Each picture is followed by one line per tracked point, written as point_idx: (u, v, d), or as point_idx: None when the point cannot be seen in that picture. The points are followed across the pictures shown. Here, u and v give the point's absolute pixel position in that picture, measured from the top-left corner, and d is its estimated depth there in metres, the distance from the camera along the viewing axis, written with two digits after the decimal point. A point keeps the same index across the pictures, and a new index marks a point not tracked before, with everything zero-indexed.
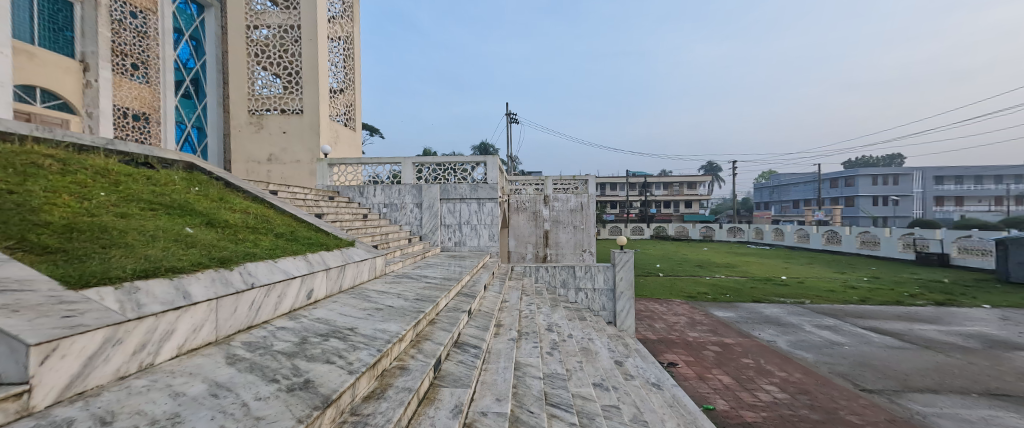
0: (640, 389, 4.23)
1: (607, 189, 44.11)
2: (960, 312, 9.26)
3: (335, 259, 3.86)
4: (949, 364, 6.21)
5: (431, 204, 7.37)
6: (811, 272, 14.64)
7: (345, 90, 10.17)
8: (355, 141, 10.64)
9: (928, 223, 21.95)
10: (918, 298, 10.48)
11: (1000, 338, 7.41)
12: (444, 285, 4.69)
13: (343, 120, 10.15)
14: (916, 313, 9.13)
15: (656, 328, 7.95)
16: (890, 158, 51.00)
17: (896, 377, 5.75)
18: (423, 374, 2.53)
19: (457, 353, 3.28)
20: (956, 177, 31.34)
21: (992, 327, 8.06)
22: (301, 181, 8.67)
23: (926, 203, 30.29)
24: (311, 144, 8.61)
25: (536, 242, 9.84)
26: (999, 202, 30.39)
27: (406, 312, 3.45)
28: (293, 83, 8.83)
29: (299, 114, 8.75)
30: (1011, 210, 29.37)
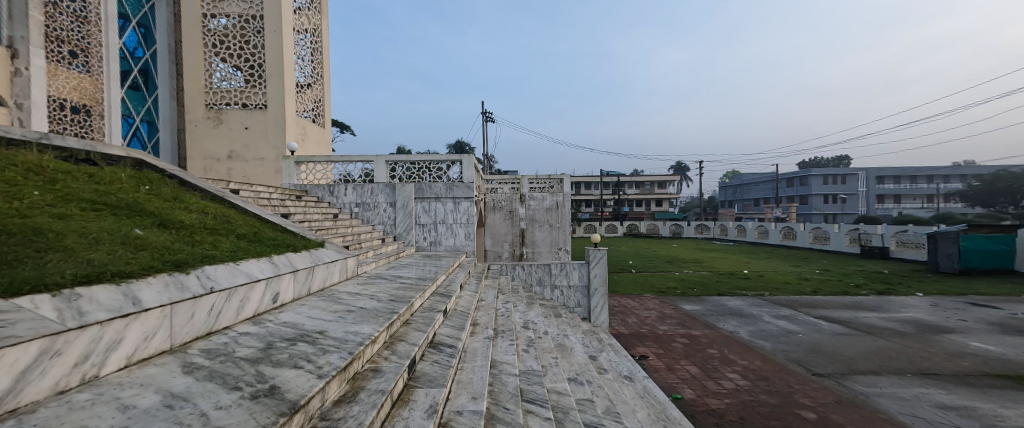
0: (612, 382, 4.30)
1: (582, 188, 44.91)
2: (897, 299, 9.94)
3: (303, 260, 3.72)
4: (889, 348, 6.63)
5: (406, 203, 7.23)
6: (771, 266, 15.33)
7: (313, 85, 9.82)
8: (325, 139, 10.31)
9: (871, 219, 23.46)
10: (864, 288, 11.14)
11: (931, 323, 7.98)
12: (419, 285, 4.62)
13: (312, 116, 9.81)
14: (862, 302, 9.72)
15: (628, 323, 8.10)
16: (839, 160, 54.38)
17: (844, 361, 6.10)
18: (399, 375, 2.48)
19: (433, 353, 3.22)
20: (895, 176, 33.69)
21: (925, 313, 8.68)
22: (264, 179, 8.34)
23: (870, 201, 32.45)
24: (276, 141, 8.32)
25: (512, 241, 9.84)
26: (931, 200, 32.92)
27: (380, 313, 3.38)
28: (255, 76, 8.46)
29: (263, 108, 8.41)
30: (942, 207, 31.88)
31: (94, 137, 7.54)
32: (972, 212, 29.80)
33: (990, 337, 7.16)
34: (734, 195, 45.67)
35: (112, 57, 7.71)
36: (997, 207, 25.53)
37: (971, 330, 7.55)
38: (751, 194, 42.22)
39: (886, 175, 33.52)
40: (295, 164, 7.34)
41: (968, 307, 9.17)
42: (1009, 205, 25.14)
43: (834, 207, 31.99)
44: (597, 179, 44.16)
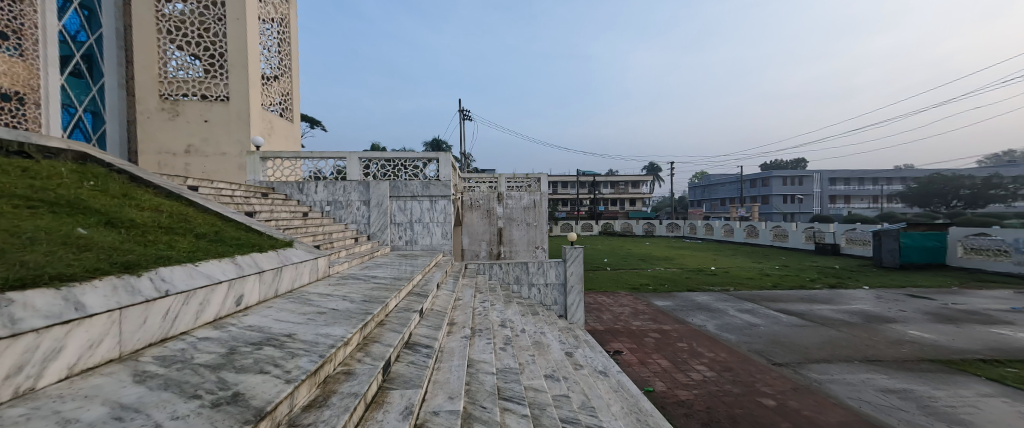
0: (587, 377, 4.32)
1: (559, 187, 45.28)
2: (846, 292, 10.51)
3: (269, 260, 3.56)
4: (839, 337, 6.99)
5: (381, 201, 7.06)
6: (736, 263, 15.90)
7: (281, 77, 9.45)
8: (294, 134, 9.94)
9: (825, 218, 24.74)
10: (819, 282, 11.72)
11: (875, 313, 8.47)
12: (395, 285, 4.51)
13: (279, 110, 9.43)
14: (816, 295, 10.23)
15: (603, 319, 8.20)
16: (797, 162, 57.28)
17: (800, 351, 6.38)
18: (372, 377, 2.40)
19: (408, 354, 3.14)
20: (846, 178, 35.75)
21: (871, 305, 9.21)
22: (226, 175, 7.95)
23: (825, 201, 34.32)
24: (240, 136, 7.96)
25: (490, 240, 9.78)
26: (875, 200, 35.14)
27: (352, 315, 3.26)
28: (217, 67, 8.04)
29: (225, 100, 8.01)
30: (886, 207, 34.07)
31: (30, 128, 6.86)
32: (911, 210, 32.20)
33: (926, 325, 7.66)
34: (703, 195, 47.20)
35: (50, 40, 7.04)
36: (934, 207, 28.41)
37: (910, 319, 8.06)
38: (719, 193, 43.69)
39: (838, 177, 35.46)
40: (261, 160, 7.04)
41: (907, 298, 9.81)
42: (942, 205, 28.79)
43: (793, 207, 33.92)
44: (573, 179, 44.64)
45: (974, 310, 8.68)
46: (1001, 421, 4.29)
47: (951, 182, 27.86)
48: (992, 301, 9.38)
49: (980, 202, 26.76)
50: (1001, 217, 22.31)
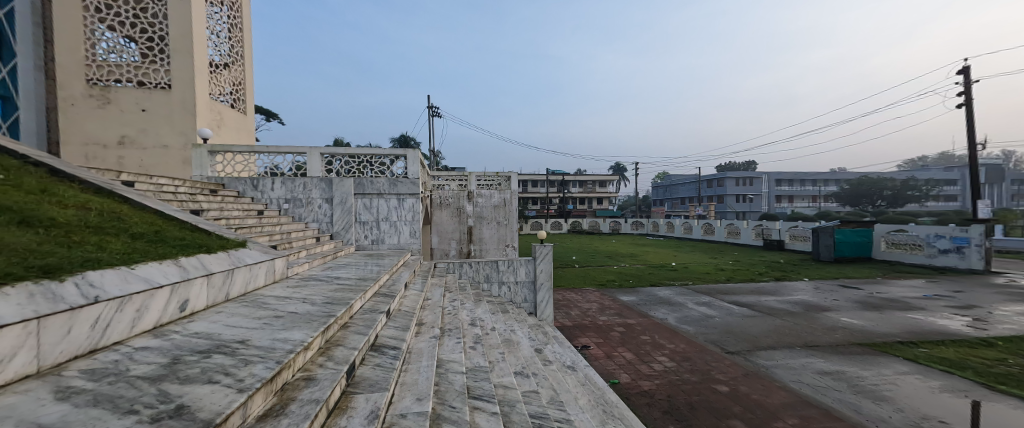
0: (556, 372, 4.34)
1: (529, 186, 45.50)
2: (789, 284, 11.21)
3: (219, 262, 3.31)
4: (784, 326, 7.41)
5: (344, 199, 6.80)
6: (695, 258, 16.55)
7: (231, 65, 8.86)
8: (246, 127, 9.38)
9: (770, 216, 26.61)
10: (767, 276, 12.41)
11: (813, 303, 9.06)
12: (360, 286, 4.33)
13: (229, 100, 8.85)
14: (763, 287, 10.84)
15: (570, 315, 8.30)
16: (747, 165, 60.79)
17: (751, 340, 6.69)
18: (336, 382, 2.28)
19: (375, 356, 3.01)
20: (791, 180, 38.22)
21: (811, 295, 9.87)
22: (168, 170, 7.36)
23: (772, 201, 36.63)
24: (184, 128, 7.39)
25: (459, 238, 9.63)
26: (814, 200, 37.83)
27: (313, 318, 3.10)
28: (157, 51, 7.37)
29: (166, 88, 7.38)
30: (824, 207, 36.73)
31: None
32: (844, 209, 35.16)
33: (855, 312, 8.26)
34: (664, 194, 48.94)
35: None
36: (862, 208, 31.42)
37: (842, 308, 8.67)
38: (680, 192, 45.47)
39: (785, 178, 37.82)
40: (209, 154, 6.57)
41: (840, 288, 10.57)
42: (868, 205, 32.17)
43: (745, 205, 36.12)
44: (543, 177, 44.99)
45: (895, 298, 9.45)
46: (917, 396, 4.69)
47: (876, 185, 31.17)
48: (908, 289, 10.31)
49: (904, 202, 30.38)
50: (916, 215, 24.85)
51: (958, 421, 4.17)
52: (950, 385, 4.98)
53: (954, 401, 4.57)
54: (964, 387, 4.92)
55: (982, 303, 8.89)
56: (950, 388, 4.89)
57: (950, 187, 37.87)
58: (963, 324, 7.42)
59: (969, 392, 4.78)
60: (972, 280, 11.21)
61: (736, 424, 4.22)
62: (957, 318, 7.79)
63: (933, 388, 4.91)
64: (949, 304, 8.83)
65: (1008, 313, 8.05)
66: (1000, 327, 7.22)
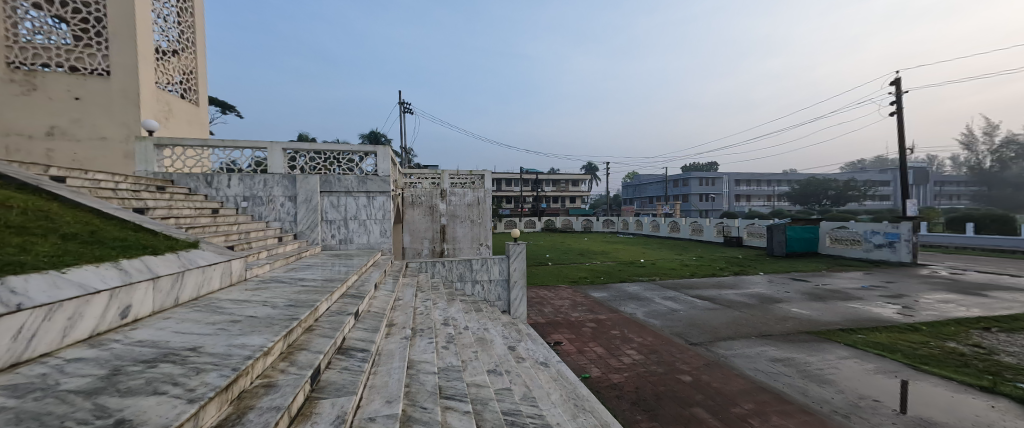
0: (528, 368, 4.31)
1: (503, 185, 45.45)
2: (746, 278, 11.74)
3: (167, 264, 3.08)
4: (741, 317, 7.74)
5: (309, 197, 6.52)
6: (662, 255, 17.05)
7: (180, 52, 8.30)
8: (198, 119, 8.84)
9: (730, 215, 27.92)
10: (727, 270, 12.95)
11: (767, 295, 9.53)
12: (326, 287, 4.16)
13: (179, 90, 8.30)
14: (723, 281, 11.30)
15: (544, 313, 8.32)
16: (709, 166, 63.36)
17: (713, 331, 6.95)
18: (299, 388, 2.16)
19: (341, 360, 2.88)
20: (750, 179, 40.10)
21: (766, 288, 10.37)
22: (106, 165, 6.82)
23: (731, 200, 38.58)
24: (126, 119, 6.88)
25: (432, 237, 9.45)
26: (769, 199, 39.89)
27: (273, 321, 2.93)
28: (94, 35, 6.80)
29: (105, 75, 6.83)
30: (778, 206, 38.93)
31: None
32: (795, 208, 37.34)
33: (803, 303, 8.75)
34: (634, 193, 50.22)
35: None
36: (809, 206, 33.83)
37: (791, 299, 9.15)
38: (648, 192, 46.82)
39: (744, 178, 39.65)
40: (154, 147, 6.11)
41: (791, 281, 11.18)
42: (816, 204, 34.33)
43: (707, 204, 37.87)
44: (517, 176, 45.10)
45: (837, 289, 10.09)
46: (855, 378, 5.02)
47: (822, 186, 33.26)
48: (848, 281, 11.04)
49: (845, 202, 32.68)
50: (855, 213, 26.76)
51: (889, 398, 4.51)
52: (882, 366, 5.36)
53: (885, 381, 4.93)
54: (893, 368, 5.32)
55: (909, 291, 9.66)
56: (882, 369, 5.27)
57: (885, 187, 41.11)
58: (893, 311, 8.01)
59: (898, 372, 5.17)
60: (901, 271, 12.16)
61: (698, 411, 4.36)
62: (889, 306, 8.41)
63: (868, 370, 5.28)
64: (881, 293, 9.53)
65: (930, 301, 8.76)
66: (924, 313, 7.86)
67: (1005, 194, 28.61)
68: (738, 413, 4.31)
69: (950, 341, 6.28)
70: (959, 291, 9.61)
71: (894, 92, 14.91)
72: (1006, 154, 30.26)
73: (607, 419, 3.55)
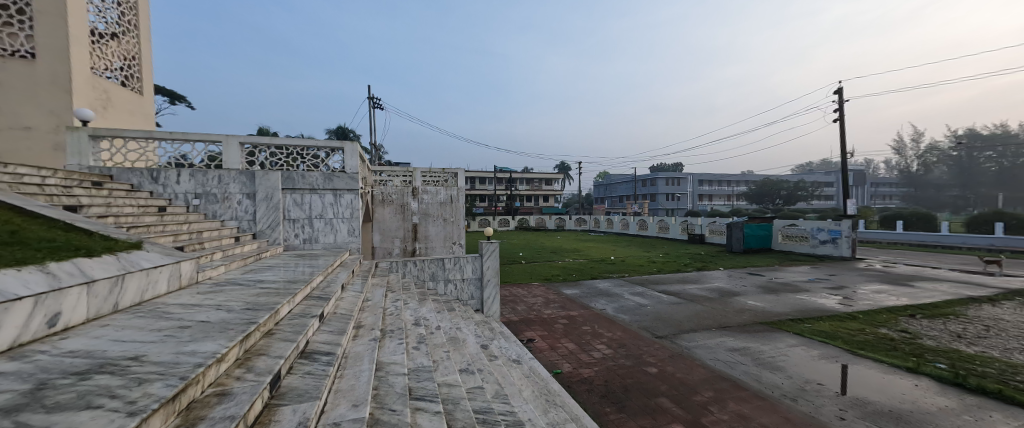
0: (501, 366, 4.26)
1: (476, 183, 45.11)
2: (708, 273, 12.21)
3: (105, 267, 2.83)
4: (703, 310, 8.03)
5: (270, 194, 6.20)
6: (630, 252, 17.44)
7: (120, 36, 7.68)
8: (141, 109, 8.22)
9: (694, 213, 29.02)
10: (691, 266, 13.42)
11: (727, 289, 9.94)
12: (288, 289, 3.95)
13: (119, 77, 7.68)
14: (687, 276, 11.70)
15: (517, 311, 8.31)
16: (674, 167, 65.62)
17: (677, 324, 7.16)
18: (257, 396, 2.02)
19: (304, 364, 2.74)
20: (712, 179, 41.77)
21: (726, 282, 10.83)
22: (31, 158, 6.24)
23: (695, 199, 40.02)
24: (55, 107, 6.30)
25: (404, 236, 9.23)
26: (730, 199, 41.71)
27: (228, 326, 2.75)
28: (16, 13, 6.15)
29: (30, 58, 6.21)
30: (737, 205, 40.80)
31: None
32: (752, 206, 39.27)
33: (757, 295, 9.20)
34: (604, 193, 51.18)
35: None
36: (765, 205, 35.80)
37: (747, 292, 9.60)
38: (618, 191, 47.90)
39: (707, 178, 41.27)
40: (91, 139, 5.62)
41: (748, 275, 11.73)
42: (771, 204, 36.21)
43: (673, 203, 39.23)
44: (490, 174, 44.90)
45: (788, 282, 10.69)
46: (803, 364, 5.32)
47: (775, 186, 35.16)
48: (797, 274, 11.73)
49: (795, 201, 34.77)
50: (804, 212, 28.49)
51: (830, 381, 4.81)
52: (826, 352, 5.71)
53: (828, 366, 5.25)
54: (835, 353, 5.68)
55: (849, 283, 10.37)
56: (825, 355, 5.61)
57: (830, 188, 44.09)
58: (835, 301, 8.56)
59: (839, 357, 5.53)
60: (843, 265, 13.03)
61: (663, 401, 4.48)
62: (832, 296, 8.99)
63: (813, 355, 5.61)
64: (826, 285, 10.18)
65: (867, 291, 9.46)
66: (861, 302, 8.45)
67: (926, 194, 32.48)
68: (700, 401, 4.46)
69: (882, 327, 6.77)
70: (891, 281, 10.42)
71: (837, 100, 15.96)
72: (931, 159, 33.25)
73: (577, 413, 3.57)
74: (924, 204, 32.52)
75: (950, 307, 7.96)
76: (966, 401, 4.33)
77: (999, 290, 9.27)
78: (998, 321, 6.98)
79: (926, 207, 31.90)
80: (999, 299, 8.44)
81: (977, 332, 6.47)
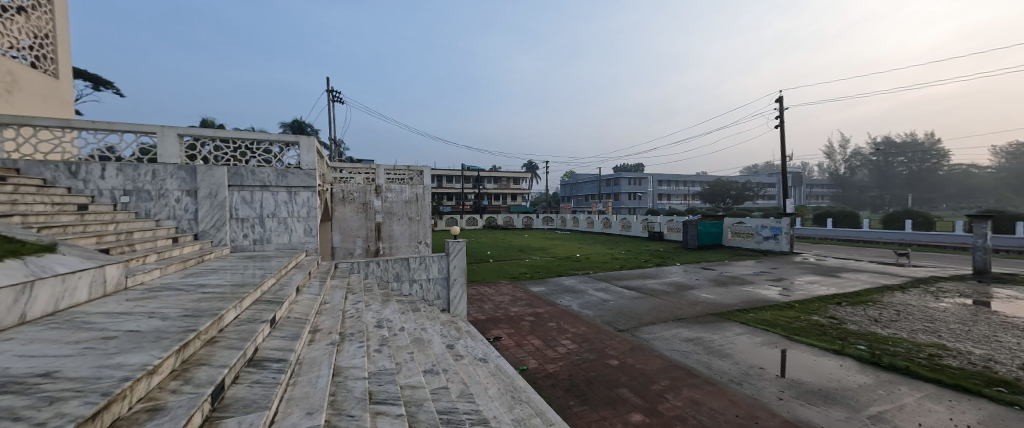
0: (466, 365, 4.17)
1: (443, 181, 44.45)
2: (667, 268, 12.69)
3: (8, 273, 2.48)
4: (661, 304, 8.32)
5: (214, 192, 5.76)
6: (595, 249, 17.81)
7: (27, 12, 6.83)
8: (56, 95, 7.37)
9: (652, 212, 30.12)
10: (651, 262, 13.90)
11: (683, 283, 10.36)
12: (235, 293, 3.67)
13: (27, 58, 6.84)
14: (647, 272, 12.11)
15: (484, 309, 8.23)
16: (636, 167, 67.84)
17: (638, 318, 7.37)
18: (196, 409, 1.85)
19: (252, 373, 2.53)
20: (670, 179, 43.56)
21: (682, 276, 11.30)
22: None
23: (654, 198, 41.59)
24: None
25: (366, 236, 8.87)
26: (686, 198, 43.69)
27: (164, 335, 2.51)
28: None
29: None
30: (693, 204, 42.83)
31: None
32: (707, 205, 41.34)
33: (709, 288, 9.67)
34: (570, 192, 52.06)
35: None
36: (717, 204, 37.81)
37: (701, 285, 10.07)
38: (584, 190, 48.86)
39: (665, 179, 43.00)
40: None
41: (701, 270, 12.32)
42: (723, 203, 38.31)
43: (634, 202, 40.60)
44: (456, 172, 44.37)
45: (736, 275, 11.33)
46: (748, 350, 5.63)
47: (725, 186, 37.20)
48: (744, 268, 12.46)
49: (744, 201, 36.97)
50: (751, 210, 30.37)
51: (772, 366, 5.12)
52: (768, 339, 6.09)
53: (770, 351, 5.60)
54: (775, 339, 6.06)
55: (788, 275, 11.15)
56: (767, 341, 5.98)
57: (774, 188, 47.29)
58: (775, 292, 9.17)
59: (779, 342, 5.91)
60: (783, 259, 14.00)
61: (623, 392, 4.58)
62: (773, 287, 9.63)
63: (757, 342, 5.95)
64: (769, 277, 10.89)
65: (802, 282, 10.22)
66: (797, 292, 9.10)
67: (854, 195, 35.27)
68: (657, 389, 4.60)
69: (814, 314, 7.32)
70: (822, 273, 11.32)
71: (778, 107, 17.11)
72: (856, 162, 36.57)
73: (542, 408, 3.58)
74: (851, 203, 35.72)
75: (869, 294, 8.76)
76: (881, 376, 4.75)
77: (909, 278, 10.33)
78: (908, 306, 7.76)
79: (851, 205, 34.98)
80: (909, 287, 9.40)
81: (891, 316, 7.14)
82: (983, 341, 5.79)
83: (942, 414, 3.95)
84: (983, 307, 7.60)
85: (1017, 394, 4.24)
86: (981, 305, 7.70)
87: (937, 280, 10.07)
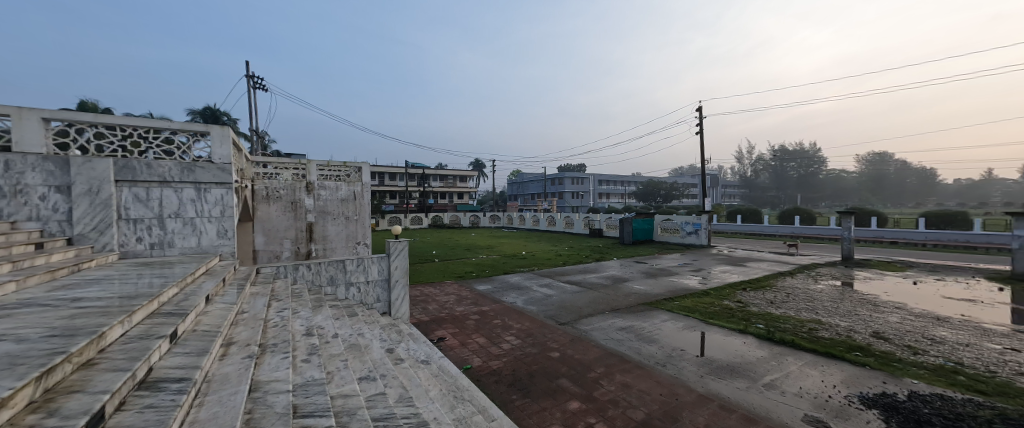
0: (407, 368, 3.96)
1: (385, 180, 42.52)
2: (604, 263, 13.28)
3: None
4: (599, 296, 8.66)
5: (96, 188, 4.90)
6: (540, 247, 18.14)
7: None
8: None
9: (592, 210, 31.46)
10: (592, 258, 14.45)
11: (620, 276, 10.90)
12: (125, 306, 3.12)
13: None
14: (586, 267, 12.57)
15: (428, 310, 7.96)
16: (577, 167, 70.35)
17: (578, 311, 7.59)
18: None
19: (144, 397, 2.15)
20: (607, 180, 45.83)
21: (619, 270, 11.89)
22: None
23: (592, 197, 43.47)
24: None
25: (296, 237, 8.12)
26: (622, 197, 46.22)
27: (20, 359, 2.04)
28: None
29: None
30: (628, 203, 45.46)
31: None
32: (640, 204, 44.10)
33: (641, 280, 10.29)
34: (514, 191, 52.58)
35: None
36: (650, 203, 40.51)
37: (634, 278, 10.67)
38: (528, 190, 49.63)
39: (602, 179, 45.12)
40: None
41: (635, 263, 13.08)
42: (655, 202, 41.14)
43: (577, 201, 42.13)
44: (397, 171, 42.70)
45: (665, 267, 12.18)
46: (671, 335, 6.05)
47: (657, 187, 39.93)
48: (671, 261, 13.46)
49: (671, 201, 40.05)
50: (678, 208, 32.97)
51: (692, 347, 5.54)
52: (687, 323, 6.60)
53: (690, 334, 6.07)
54: (693, 323, 6.58)
55: (706, 266, 12.25)
56: (688, 325, 6.48)
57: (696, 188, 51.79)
58: (696, 281, 10.00)
59: (697, 326, 6.43)
60: (704, 251, 15.36)
61: (563, 382, 4.67)
62: (694, 277, 10.51)
63: (679, 327, 6.43)
64: (690, 268, 11.87)
65: (717, 271, 11.28)
66: (713, 280, 10.02)
67: (761, 194, 39.95)
68: (593, 377, 4.76)
69: (725, 299, 8.09)
70: (732, 263, 12.59)
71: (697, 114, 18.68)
72: (758, 166, 41.35)
73: (485, 404, 3.52)
74: (754, 202, 40.39)
75: (767, 280, 9.91)
76: (774, 350, 5.36)
77: (794, 265, 11.93)
78: (794, 289, 8.90)
79: (756, 203, 39.50)
80: (796, 272, 10.81)
81: (783, 297, 8.13)
82: (848, 315, 6.81)
83: (816, 377, 4.55)
84: (849, 286, 8.96)
85: (868, 356, 5.03)
86: (847, 285, 9.07)
87: (815, 266, 11.72)
